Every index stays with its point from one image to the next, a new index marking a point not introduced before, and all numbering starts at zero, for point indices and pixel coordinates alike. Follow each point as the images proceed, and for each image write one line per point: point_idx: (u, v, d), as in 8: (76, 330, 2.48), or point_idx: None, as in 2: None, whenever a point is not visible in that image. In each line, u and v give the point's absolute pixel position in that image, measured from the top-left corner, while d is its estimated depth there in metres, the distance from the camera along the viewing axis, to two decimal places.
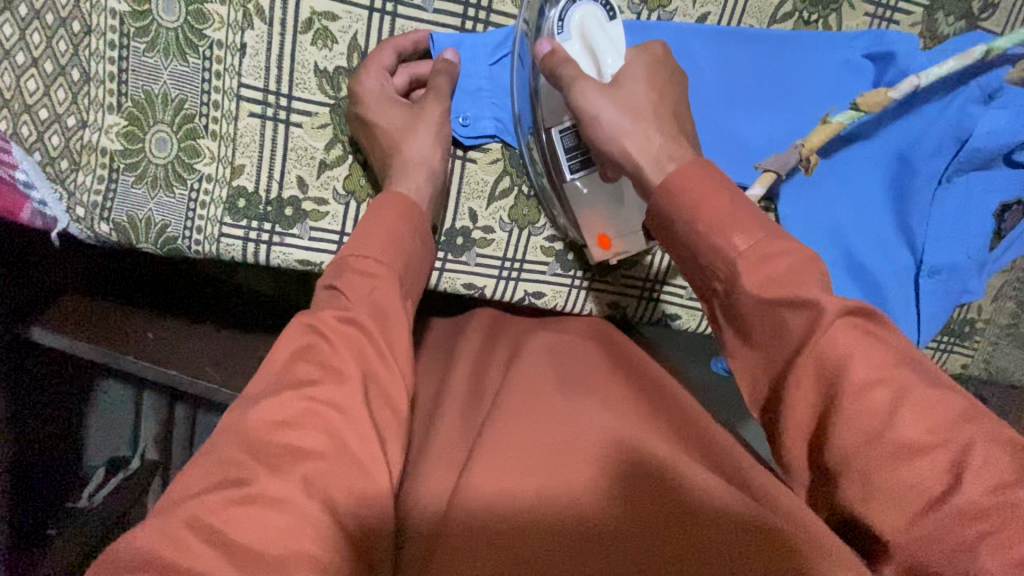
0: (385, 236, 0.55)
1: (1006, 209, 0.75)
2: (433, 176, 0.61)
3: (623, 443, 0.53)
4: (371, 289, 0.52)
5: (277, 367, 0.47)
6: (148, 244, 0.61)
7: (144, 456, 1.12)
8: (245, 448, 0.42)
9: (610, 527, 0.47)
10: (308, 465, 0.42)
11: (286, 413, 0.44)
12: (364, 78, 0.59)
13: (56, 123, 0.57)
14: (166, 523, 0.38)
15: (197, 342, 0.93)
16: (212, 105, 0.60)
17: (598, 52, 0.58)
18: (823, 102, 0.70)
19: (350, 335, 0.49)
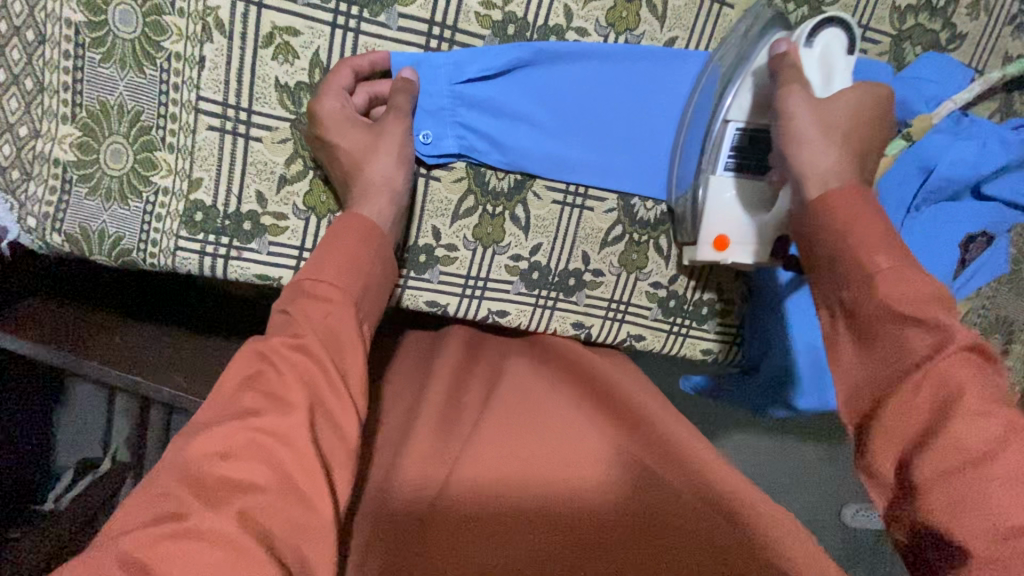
0: (344, 258, 0.56)
1: (972, 240, 0.74)
2: (397, 197, 0.61)
3: (594, 460, 0.57)
4: (326, 314, 0.52)
5: (224, 395, 0.46)
6: (101, 256, 0.61)
7: (116, 458, 1.15)
8: (183, 480, 0.41)
9: (581, 532, 0.52)
10: (246, 499, 0.41)
11: (228, 445, 0.43)
12: (324, 98, 0.58)
13: (8, 133, 0.56)
14: (92, 560, 0.36)
15: (162, 348, 0.92)
16: (170, 117, 0.59)
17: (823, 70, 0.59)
18: None
19: (300, 363, 0.48)
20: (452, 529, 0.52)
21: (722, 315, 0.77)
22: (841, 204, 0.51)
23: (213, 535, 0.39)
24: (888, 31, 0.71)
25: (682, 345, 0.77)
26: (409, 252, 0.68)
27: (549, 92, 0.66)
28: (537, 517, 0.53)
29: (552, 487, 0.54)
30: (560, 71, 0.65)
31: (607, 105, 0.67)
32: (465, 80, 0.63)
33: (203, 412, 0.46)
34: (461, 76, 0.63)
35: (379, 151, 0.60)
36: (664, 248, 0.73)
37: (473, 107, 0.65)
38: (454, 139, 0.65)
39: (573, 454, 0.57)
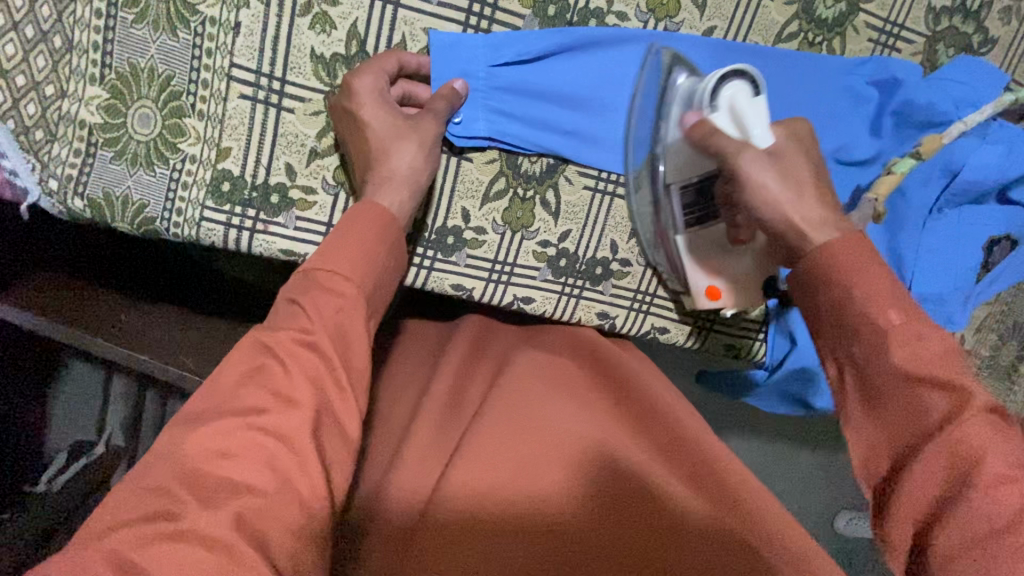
0: (359, 251, 0.50)
1: (994, 244, 0.75)
2: (415, 193, 0.59)
3: (600, 454, 0.56)
4: (336, 309, 0.47)
5: (225, 389, 0.42)
6: (123, 224, 0.59)
7: (110, 441, 1.07)
8: (179, 476, 0.38)
9: (579, 544, 0.51)
10: (244, 501, 0.38)
11: (227, 443, 0.39)
12: (355, 80, 0.57)
13: (33, 91, 0.55)
14: (81, 557, 0.34)
15: (168, 329, 0.90)
16: (201, 84, 0.58)
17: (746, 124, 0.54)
18: (821, 126, 0.70)
19: (309, 361, 0.44)
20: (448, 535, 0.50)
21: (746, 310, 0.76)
22: (847, 255, 0.46)
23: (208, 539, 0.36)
24: (924, 31, 0.71)
25: (704, 339, 0.77)
26: (434, 233, 0.67)
27: (585, 77, 0.65)
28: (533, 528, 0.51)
29: (551, 500, 0.53)
30: (596, 57, 0.64)
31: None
32: (501, 62, 0.62)
33: (198, 403, 0.41)
34: (497, 57, 0.62)
35: (405, 140, 0.58)
36: None
37: (508, 90, 0.64)
38: (486, 122, 0.64)
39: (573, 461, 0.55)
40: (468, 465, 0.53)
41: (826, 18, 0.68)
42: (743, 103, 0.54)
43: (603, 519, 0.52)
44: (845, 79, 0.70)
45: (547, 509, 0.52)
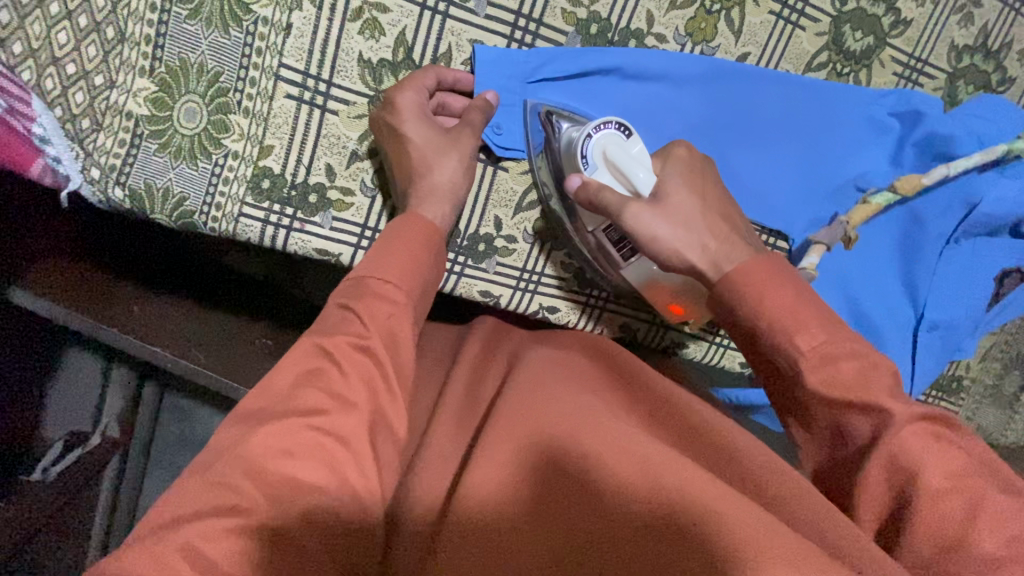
0: (406, 259, 0.53)
1: (1005, 275, 0.78)
2: (455, 206, 0.61)
3: (611, 434, 0.51)
4: (388, 314, 0.50)
5: (281, 389, 0.45)
6: (162, 216, 0.59)
7: (105, 434, 1.06)
8: (246, 473, 0.40)
9: (590, 523, 0.46)
10: (308, 502, 0.41)
11: (290, 443, 0.42)
12: (398, 94, 0.58)
13: (83, 80, 0.54)
14: (158, 547, 0.37)
15: (184, 320, 0.89)
16: (249, 81, 0.58)
17: (627, 174, 0.56)
18: (841, 155, 0.72)
19: (363, 366, 0.47)
20: (462, 534, 0.47)
21: None
22: (753, 275, 0.49)
23: (275, 533, 0.39)
24: (945, 68, 0.73)
25: (721, 355, 0.78)
26: (465, 240, 0.68)
27: (620, 97, 0.66)
28: (543, 511, 0.48)
29: (556, 477, 0.49)
30: (633, 77, 0.66)
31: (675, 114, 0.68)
32: (541, 78, 0.64)
33: (261, 402, 0.44)
34: (537, 74, 0.64)
35: (444, 155, 0.60)
36: None
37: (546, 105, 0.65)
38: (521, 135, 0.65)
39: (580, 434, 0.51)
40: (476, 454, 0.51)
41: (854, 50, 0.70)
42: (615, 152, 0.57)
43: (611, 490, 0.47)
44: (870, 111, 0.72)
45: (557, 487, 0.49)
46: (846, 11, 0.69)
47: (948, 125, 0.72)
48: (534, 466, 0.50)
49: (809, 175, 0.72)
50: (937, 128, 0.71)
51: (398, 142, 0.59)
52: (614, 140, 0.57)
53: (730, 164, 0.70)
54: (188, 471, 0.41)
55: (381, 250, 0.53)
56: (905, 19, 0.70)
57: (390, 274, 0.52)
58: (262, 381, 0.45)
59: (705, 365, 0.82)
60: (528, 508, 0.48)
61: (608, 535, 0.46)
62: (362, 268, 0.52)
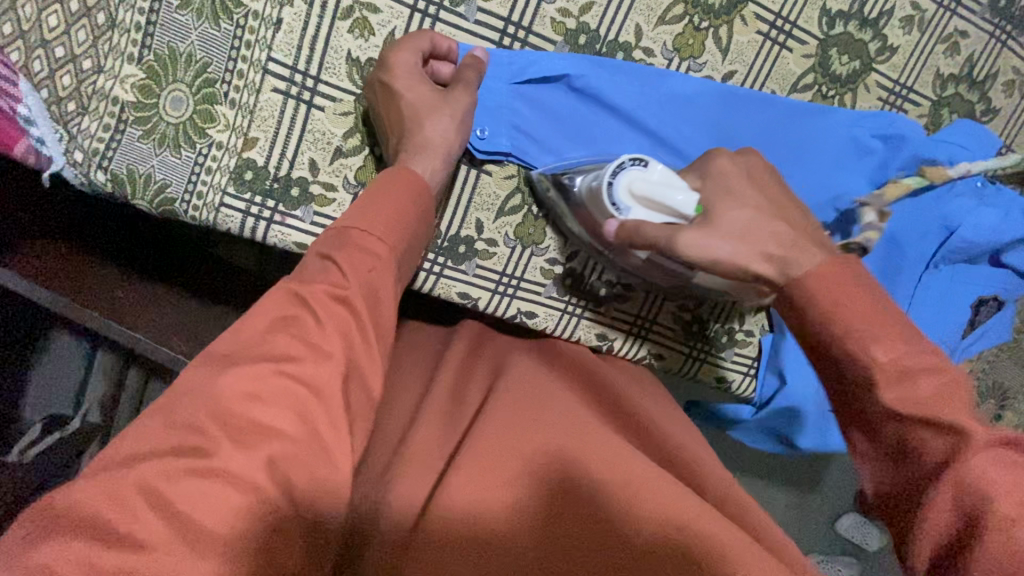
0: (391, 213, 0.53)
1: (983, 303, 0.78)
2: (447, 161, 0.61)
3: (598, 454, 0.52)
4: (369, 269, 0.49)
5: (250, 335, 0.44)
6: (142, 202, 0.60)
7: (87, 418, 1.06)
8: (212, 416, 0.40)
9: (581, 530, 0.48)
10: (271, 447, 0.41)
11: (259, 387, 0.42)
12: (395, 53, 0.58)
13: (71, 64, 0.55)
14: (119, 490, 0.37)
15: (167, 310, 0.90)
16: (237, 73, 0.59)
17: (666, 204, 0.53)
18: (825, 161, 0.72)
19: (340, 317, 0.46)
20: (448, 531, 0.47)
21: (741, 345, 0.78)
22: (836, 285, 0.46)
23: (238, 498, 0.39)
24: (930, 95, 0.74)
25: (698, 370, 0.78)
26: (447, 238, 0.68)
27: (608, 106, 0.67)
28: (535, 514, 0.49)
29: (549, 487, 0.50)
30: (622, 88, 0.66)
31: (660, 125, 0.68)
32: (525, 80, 0.64)
33: (228, 348, 0.43)
34: (523, 76, 0.64)
35: (438, 111, 0.60)
36: None
37: (532, 107, 0.66)
38: (506, 134, 0.66)
39: (569, 445, 0.53)
40: (463, 459, 0.51)
41: (840, 74, 0.71)
42: (644, 190, 0.53)
43: (605, 503, 0.49)
44: (857, 133, 0.72)
45: (544, 491, 0.50)
46: (833, 35, 0.70)
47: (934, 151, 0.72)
48: (522, 471, 0.51)
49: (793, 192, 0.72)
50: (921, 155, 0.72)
51: (393, 98, 0.59)
52: (645, 179, 0.54)
53: None
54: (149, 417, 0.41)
55: (372, 200, 0.53)
56: (892, 45, 0.71)
57: (378, 229, 0.51)
58: (235, 327, 0.44)
59: (681, 379, 0.82)
60: (516, 512, 0.49)
61: (596, 539, 0.47)
62: (351, 218, 0.52)
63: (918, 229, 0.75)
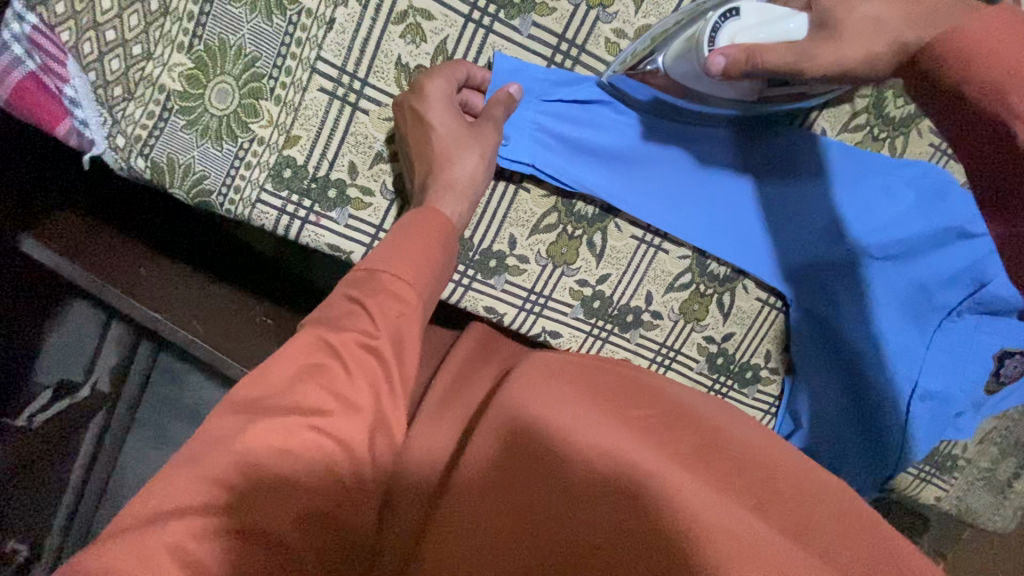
0: (418, 257, 0.52)
1: (1008, 356, 0.73)
2: (471, 202, 0.60)
3: (619, 454, 0.45)
4: (398, 314, 0.49)
5: (277, 383, 0.44)
6: (179, 191, 0.59)
7: (95, 387, 1.06)
8: (244, 472, 0.41)
9: (585, 524, 0.43)
10: (305, 502, 0.43)
11: (289, 440, 0.42)
12: (427, 83, 0.57)
13: (121, 48, 0.55)
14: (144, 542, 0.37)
15: (184, 291, 0.89)
16: (285, 70, 0.58)
17: (774, 32, 0.49)
18: (849, 206, 0.71)
19: (369, 365, 0.47)
20: (455, 530, 0.46)
21: (764, 382, 0.78)
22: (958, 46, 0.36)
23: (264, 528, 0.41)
24: None
25: None
26: (475, 256, 0.67)
27: (637, 134, 0.66)
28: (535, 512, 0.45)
29: (548, 481, 0.45)
30: (652, 118, 0.66)
31: (687, 158, 0.68)
32: (556, 98, 0.63)
33: (258, 394, 0.44)
34: (556, 94, 0.63)
35: (465, 149, 0.58)
36: (726, 304, 0.73)
37: (561, 124, 0.64)
38: (529, 152, 0.64)
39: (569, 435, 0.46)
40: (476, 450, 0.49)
41: (894, 117, 0.69)
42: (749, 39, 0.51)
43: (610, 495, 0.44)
44: (885, 181, 0.70)
45: (541, 487, 0.45)
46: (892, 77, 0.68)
47: (957, 203, 0.70)
48: (516, 467, 0.47)
49: (813, 236, 0.72)
50: (946, 206, 0.70)
51: (422, 127, 0.58)
52: (744, 26, 0.51)
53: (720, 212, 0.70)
54: (179, 460, 0.41)
55: (395, 242, 0.52)
56: None
57: (407, 274, 0.50)
58: (257, 371, 0.45)
59: None
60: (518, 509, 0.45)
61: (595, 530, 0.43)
62: (375, 261, 0.51)
63: (942, 278, 0.72)
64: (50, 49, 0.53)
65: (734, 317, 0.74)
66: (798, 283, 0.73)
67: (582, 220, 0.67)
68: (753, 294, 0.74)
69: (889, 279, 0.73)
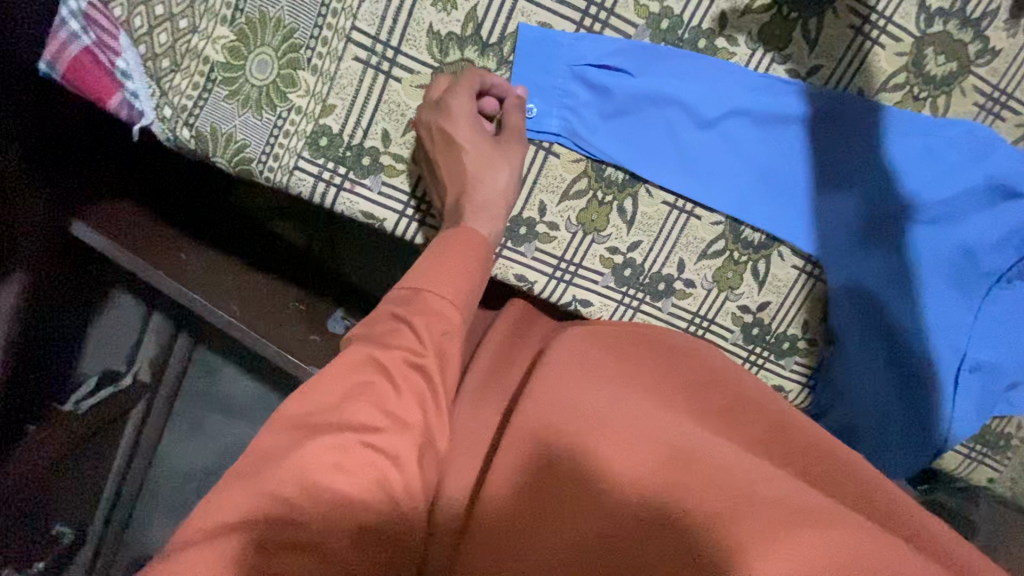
0: (458, 276, 0.53)
1: None
2: (505, 216, 0.60)
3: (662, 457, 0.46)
4: (440, 332, 0.50)
5: (329, 400, 0.45)
6: (222, 159, 0.61)
7: (136, 376, 1.11)
8: (302, 489, 0.42)
9: (623, 514, 0.43)
10: (359, 518, 0.43)
11: (344, 457, 0.43)
12: (452, 99, 0.58)
13: (168, 22, 0.58)
14: (208, 550, 0.38)
15: (225, 275, 0.91)
16: (321, 40, 0.60)
17: None
18: (886, 170, 0.68)
19: (416, 384, 0.48)
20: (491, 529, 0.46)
21: (802, 354, 0.76)
22: None
23: (328, 509, 0.42)
24: None
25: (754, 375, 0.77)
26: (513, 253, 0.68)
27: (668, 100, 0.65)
28: (577, 501, 0.45)
29: (579, 471, 0.45)
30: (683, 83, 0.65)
31: (718, 121, 0.67)
32: (583, 64, 0.63)
33: (307, 409, 0.45)
34: (584, 59, 0.63)
35: (493, 166, 0.59)
36: (761, 273, 0.72)
37: (587, 91, 0.65)
38: (559, 123, 0.65)
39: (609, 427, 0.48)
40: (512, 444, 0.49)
41: (935, 75, 0.67)
42: None
43: (647, 487, 0.44)
44: (929, 144, 0.68)
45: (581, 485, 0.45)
46: (932, 34, 0.66)
47: (1002, 161, 0.67)
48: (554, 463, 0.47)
49: (854, 205, 0.69)
50: (993, 166, 0.68)
51: (451, 143, 0.59)
52: None
53: (753, 181, 0.68)
54: (233, 476, 0.42)
55: (437, 260, 0.53)
56: (994, 48, 0.67)
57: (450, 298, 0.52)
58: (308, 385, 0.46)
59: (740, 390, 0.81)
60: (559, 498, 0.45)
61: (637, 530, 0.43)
62: (418, 279, 0.52)
63: (988, 243, 0.69)
64: (105, 24, 0.56)
65: (769, 286, 0.73)
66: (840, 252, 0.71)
67: (613, 184, 0.67)
68: (789, 262, 0.72)
69: (932, 247, 0.70)
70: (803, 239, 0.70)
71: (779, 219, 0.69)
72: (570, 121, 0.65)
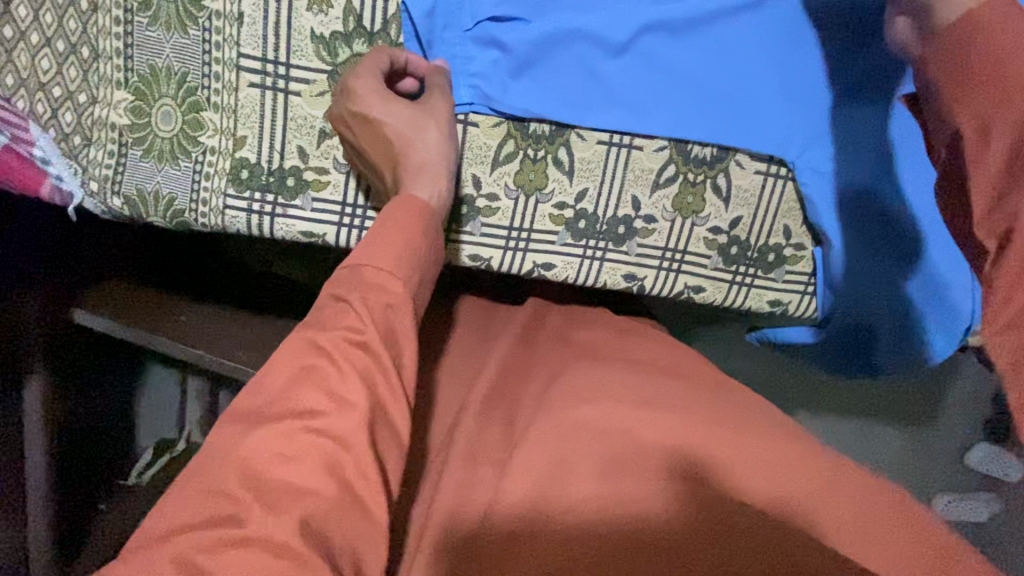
0: (401, 246, 0.52)
1: None
2: (445, 178, 0.59)
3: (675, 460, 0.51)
4: (384, 305, 0.49)
5: (276, 387, 0.45)
6: (157, 218, 0.63)
7: (189, 439, 1.12)
8: (243, 483, 0.41)
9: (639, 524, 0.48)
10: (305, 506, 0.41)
11: (288, 446, 0.42)
12: (353, 82, 0.56)
13: (68, 100, 0.59)
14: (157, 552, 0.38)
15: (230, 330, 0.84)
16: (213, 77, 0.60)
17: None
18: (833, 43, 0.62)
19: (358, 360, 0.46)
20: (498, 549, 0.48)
21: (791, 262, 0.71)
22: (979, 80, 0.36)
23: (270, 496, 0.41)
24: None
25: (746, 296, 0.72)
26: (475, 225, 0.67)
27: (574, 35, 0.61)
28: (590, 502, 0.49)
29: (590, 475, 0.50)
30: (583, 12, 0.60)
31: (634, 40, 0.62)
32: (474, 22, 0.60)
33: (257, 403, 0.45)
34: (473, 19, 0.60)
35: (422, 130, 0.58)
36: (723, 188, 0.67)
37: (487, 49, 0.61)
38: (478, 92, 0.62)
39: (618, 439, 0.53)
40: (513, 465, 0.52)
41: None
42: None
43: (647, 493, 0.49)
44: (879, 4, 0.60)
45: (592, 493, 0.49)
46: None
47: None
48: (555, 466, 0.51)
49: (808, 90, 0.63)
50: None
51: (375, 124, 0.57)
52: None
53: (690, 95, 0.63)
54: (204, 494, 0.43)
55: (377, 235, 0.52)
56: None
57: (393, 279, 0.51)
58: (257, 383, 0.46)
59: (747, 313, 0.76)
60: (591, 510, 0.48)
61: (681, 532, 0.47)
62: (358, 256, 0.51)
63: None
64: (12, 118, 0.58)
65: (736, 200, 0.68)
66: (806, 143, 0.65)
67: (541, 138, 0.65)
68: (751, 168, 0.66)
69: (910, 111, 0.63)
70: (763, 143, 0.65)
71: (729, 128, 0.64)
72: (480, 86, 0.62)
